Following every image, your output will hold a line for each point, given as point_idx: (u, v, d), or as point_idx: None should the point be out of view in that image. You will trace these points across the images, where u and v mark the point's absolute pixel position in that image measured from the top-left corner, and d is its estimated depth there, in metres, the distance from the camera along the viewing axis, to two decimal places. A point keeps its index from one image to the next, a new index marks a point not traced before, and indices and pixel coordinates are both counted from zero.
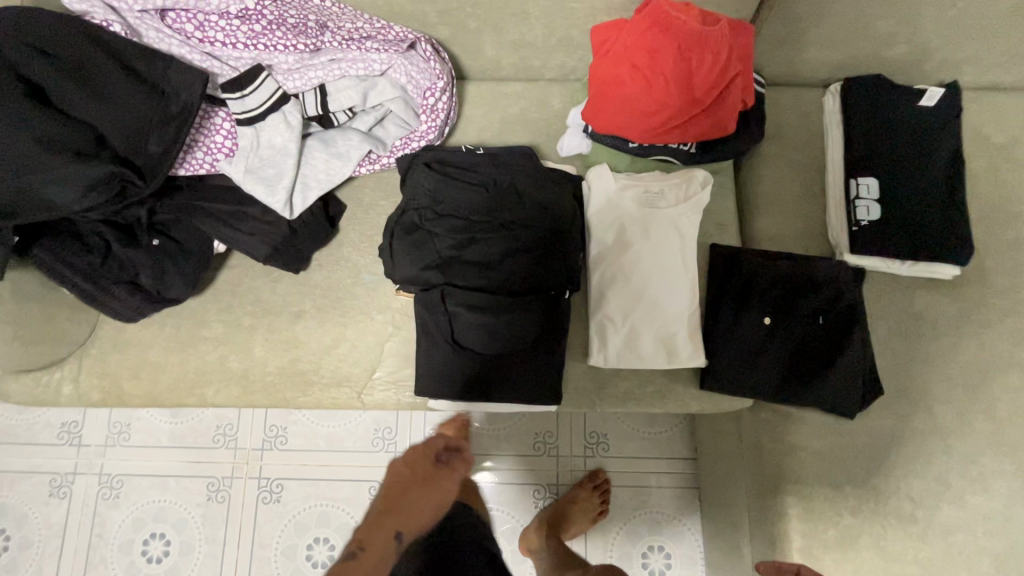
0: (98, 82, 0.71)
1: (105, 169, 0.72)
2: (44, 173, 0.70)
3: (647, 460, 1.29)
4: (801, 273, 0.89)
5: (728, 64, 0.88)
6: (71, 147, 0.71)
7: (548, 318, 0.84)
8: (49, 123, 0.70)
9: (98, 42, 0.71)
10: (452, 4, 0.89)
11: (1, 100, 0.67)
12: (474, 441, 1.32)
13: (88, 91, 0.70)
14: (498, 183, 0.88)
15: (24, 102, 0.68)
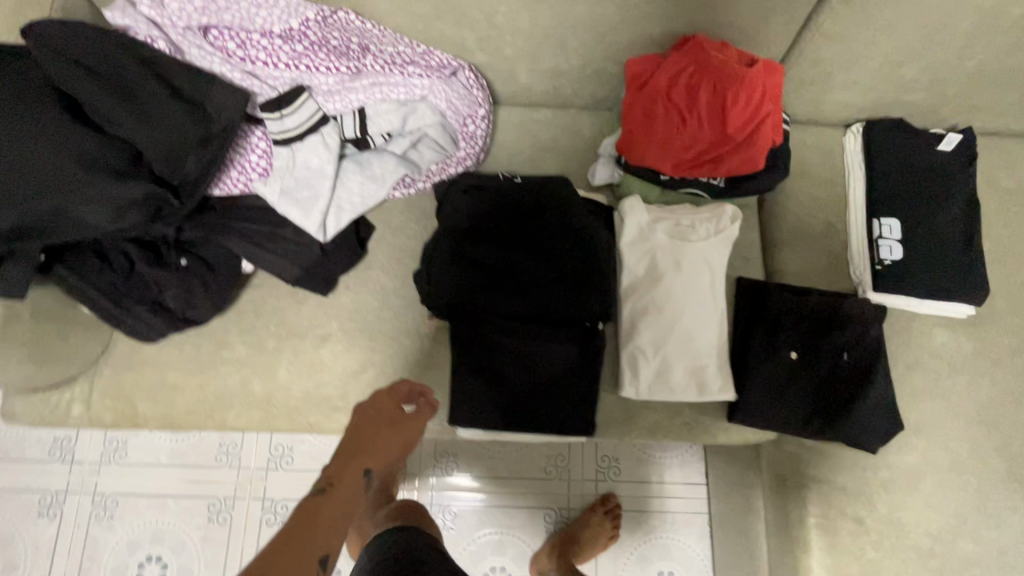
0: (139, 99, 0.69)
1: (143, 188, 0.70)
2: (76, 192, 0.67)
3: (658, 485, 1.30)
4: (826, 309, 0.91)
5: (761, 103, 0.90)
6: (108, 165, 0.68)
7: (586, 350, 0.84)
8: (88, 140, 0.68)
9: (141, 59, 0.70)
10: (492, 32, 0.89)
11: (42, 117, 0.65)
12: (486, 464, 1.31)
13: (128, 108, 0.69)
14: (541, 210, 0.86)
15: (65, 119, 0.67)
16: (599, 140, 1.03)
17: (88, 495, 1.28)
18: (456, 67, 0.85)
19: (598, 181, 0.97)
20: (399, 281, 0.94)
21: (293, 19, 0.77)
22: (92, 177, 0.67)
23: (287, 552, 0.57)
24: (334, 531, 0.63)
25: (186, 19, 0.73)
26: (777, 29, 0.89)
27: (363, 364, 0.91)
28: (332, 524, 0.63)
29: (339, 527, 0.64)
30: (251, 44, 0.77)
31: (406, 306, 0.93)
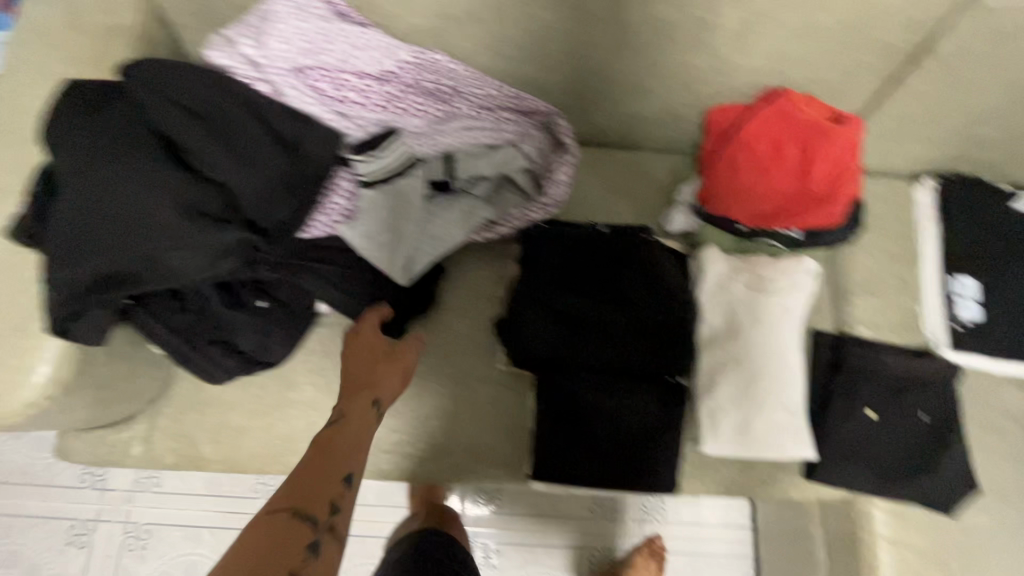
0: (238, 143, 0.67)
1: (236, 236, 0.68)
2: (170, 240, 0.64)
3: (703, 527, 1.29)
4: (901, 370, 0.91)
5: (845, 158, 0.89)
6: (203, 212, 0.66)
7: (673, 408, 0.82)
8: (184, 185, 0.65)
9: (243, 102, 0.68)
10: (577, 76, 0.88)
11: (140, 163, 0.63)
12: (531, 502, 1.28)
13: (229, 153, 0.66)
14: (627, 262, 0.85)
15: (163, 165, 0.64)
16: (672, 184, 1.02)
17: (120, 524, 1.23)
18: (549, 112, 0.81)
19: (674, 229, 0.97)
20: (471, 326, 0.92)
21: (390, 61, 0.75)
22: (190, 223, 0.65)
23: (312, 481, 0.56)
24: (353, 456, 0.62)
25: (287, 61, 0.71)
26: (867, 86, 0.88)
27: (435, 410, 0.90)
28: (349, 450, 0.62)
29: (359, 453, 0.63)
30: (346, 86, 0.75)
31: (478, 353, 0.91)
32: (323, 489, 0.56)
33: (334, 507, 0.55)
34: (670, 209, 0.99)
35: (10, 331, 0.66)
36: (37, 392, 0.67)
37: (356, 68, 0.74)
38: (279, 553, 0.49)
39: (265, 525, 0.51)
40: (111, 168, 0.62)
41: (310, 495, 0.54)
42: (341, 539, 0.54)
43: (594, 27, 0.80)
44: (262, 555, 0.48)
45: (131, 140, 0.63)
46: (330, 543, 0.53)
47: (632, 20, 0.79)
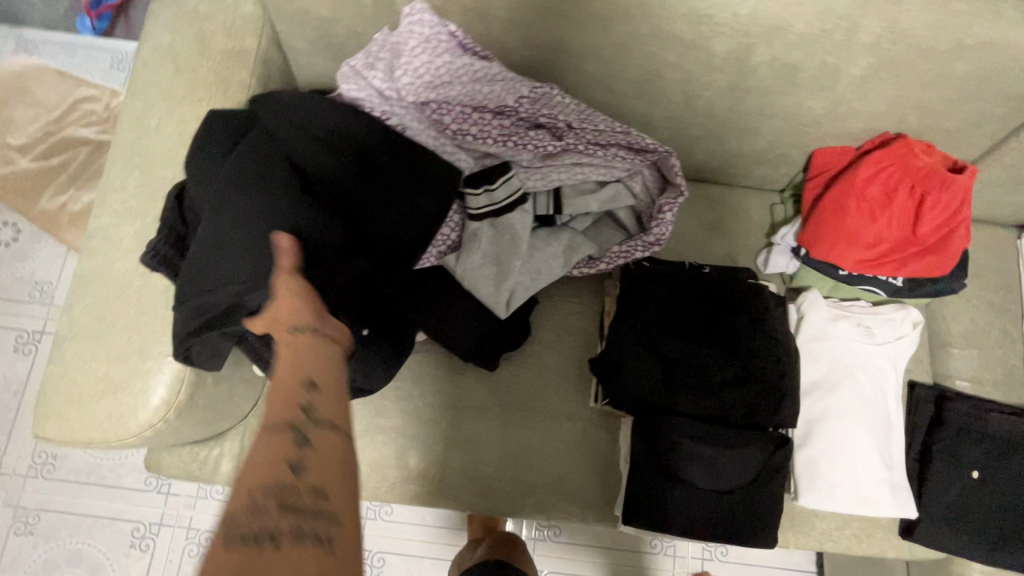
0: (368, 170, 0.71)
1: (356, 265, 0.67)
2: (291, 270, 0.63)
3: (767, 569, 1.25)
4: (1011, 430, 0.87)
5: (957, 208, 0.87)
6: (323, 240, 0.64)
7: (774, 457, 0.80)
8: (308, 212, 0.64)
9: (374, 131, 0.72)
10: (684, 113, 0.86)
11: (273, 190, 0.64)
12: (592, 533, 1.27)
13: (361, 178, 0.70)
14: (727, 304, 0.84)
15: (292, 193, 0.65)
16: (766, 224, 0.99)
17: (183, 529, 1.24)
18: (661, 150, 0.79)
19: (771, 270, 0.96)
20: (562, 359, 0.90)
21: (509, 95, 0.74)
22: (317, 243, 0.64)
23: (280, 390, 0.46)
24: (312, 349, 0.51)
25: (413, 93, 0.73)
26: (987, 135, 0.84)
27: (524, 445, 0.87)
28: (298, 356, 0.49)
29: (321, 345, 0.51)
30: (464, 119, 0.76)
31: (568, 388, 0.90)
32: (286, 392, 0.46)
33: (306, 402, 0.45)
34: (766, 250, 0.97)
35: (135, 354, 0.66)
36: (152, 415, 0.66)
37: (476, 102, 0.75)
38: (267, 473, 0.41)
39: (251, 459, 0.42)
40: (249, 187, 0.64)
41: (282, 403, 0.45)
42: (337, 422, 0.45)
43: (712, 66, 0.78)
44: (256, 487, 0.41)
45: (269, 162, 0.66)
46: (323, 427, 0.44)
47: (753, 61, 0.77)
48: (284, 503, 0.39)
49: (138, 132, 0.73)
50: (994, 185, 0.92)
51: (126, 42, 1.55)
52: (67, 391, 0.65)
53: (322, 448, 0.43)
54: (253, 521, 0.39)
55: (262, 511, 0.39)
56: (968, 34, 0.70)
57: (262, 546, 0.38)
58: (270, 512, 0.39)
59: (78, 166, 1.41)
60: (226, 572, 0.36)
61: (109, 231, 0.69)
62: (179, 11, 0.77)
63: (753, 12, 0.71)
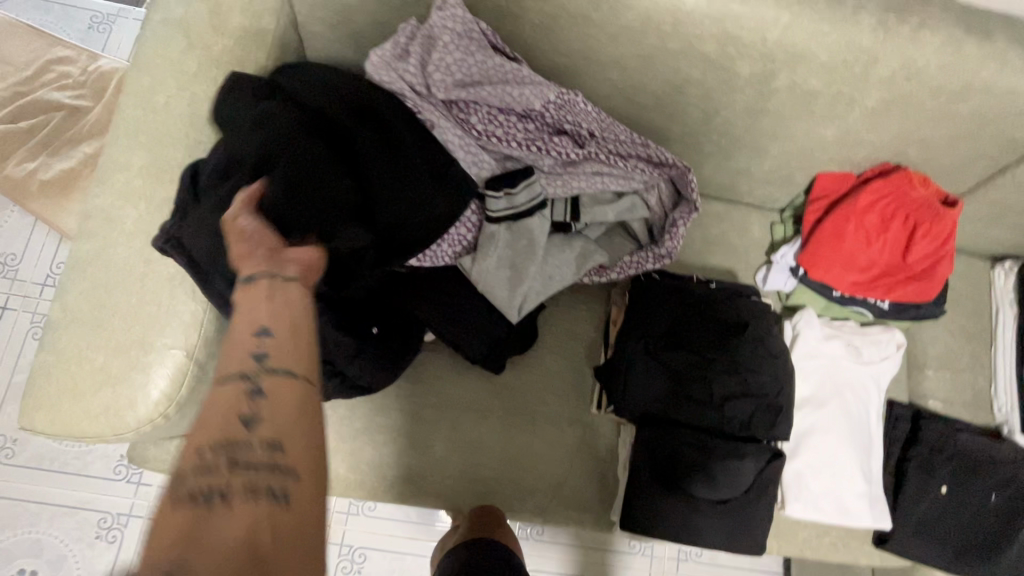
0: (394, 155, 0.72)
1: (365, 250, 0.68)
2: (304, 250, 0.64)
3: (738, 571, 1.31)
4: (979, 450, 0.93)
5: (947, 239, 0.91)
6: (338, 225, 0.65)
7: (765, 470, 0.83)
8: (330, 193, 0.66)
9: (403, 114, 0.73)
10: (700, 130, 0.87)
11: (301, 164, 0.65)
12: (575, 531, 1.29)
13: (383, 165, 0.71)
14: (734, 320, 0.86)
15: (318, 169, 0.66)
16: (766, 241, 1.02)
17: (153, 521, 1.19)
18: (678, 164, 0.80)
19: (768, 287, 0.99)
20: (565, 364, 0.91)
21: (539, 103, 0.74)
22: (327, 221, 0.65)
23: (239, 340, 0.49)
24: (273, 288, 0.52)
25: (442, 89, 0.72)
26: (978, 172, 0.89)
27: (524, 449, 0.88)
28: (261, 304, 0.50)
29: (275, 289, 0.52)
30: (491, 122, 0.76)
31: (569, 394, 0.90)
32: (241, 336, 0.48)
33: (258, 351, 0.46)
34: (765, 266, 1.00)
35: (137, 345, 0.63)
36: (152, 409, 0.63)
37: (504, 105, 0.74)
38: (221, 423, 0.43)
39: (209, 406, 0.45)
40: (280, 158, 0.65)
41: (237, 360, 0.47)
42: (292, 369, 0.46)
43: (735, 86, 0.80)
44: (207, 441, 0.42)
45: (298, 137, 0.67)
46: (276, 377, 0.45)
47: (775, 85, 0.78)
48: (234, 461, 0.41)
49: (144, 108, 0.68)
50: (978, 218, 0.97)
51: (107, 4, 1.46)
52: (61, 381, 0.62)
53: (275, 394, 0.45)
54: (201, 467, 0.41)
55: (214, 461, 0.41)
56: (974, 79, 0.74)
57: (212, 503, 0.40)
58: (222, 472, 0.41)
59: (50, 132, 1.32)
60: (171, 535, 0.37)
61: (111, 213, 0.65)
62: None
63: (781, 37, 0.73)
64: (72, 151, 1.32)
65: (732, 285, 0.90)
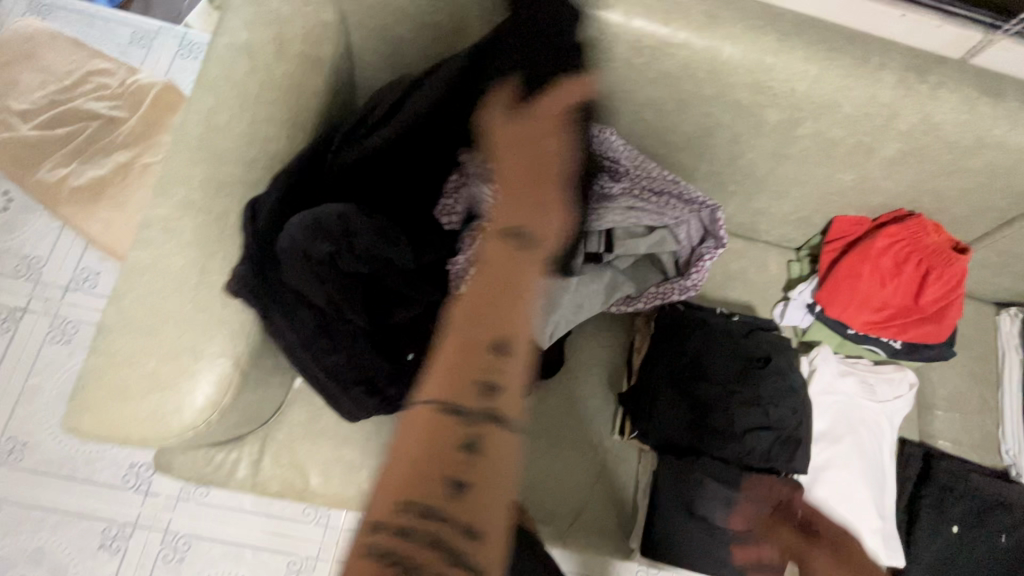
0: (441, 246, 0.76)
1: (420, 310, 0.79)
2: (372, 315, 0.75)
3: None
4: (989, 491, 0.95)
5: (956, 283, 0.95)
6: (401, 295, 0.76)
7: (785, 502, 0.84)
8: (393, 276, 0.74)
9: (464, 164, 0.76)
10: (725, 170, 0.92)
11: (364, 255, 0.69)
12: None
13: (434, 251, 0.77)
14: (755, 354, 0.88)
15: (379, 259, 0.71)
16: (782, 278, 1.06)
17: (159, 532, 1.18)
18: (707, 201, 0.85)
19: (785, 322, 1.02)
20: (588, 389, 0.93)
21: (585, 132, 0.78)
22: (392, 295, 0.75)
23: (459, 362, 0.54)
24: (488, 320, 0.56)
25: None
26: (987, 221, 0.94)
27: (546, 473, 0.89)
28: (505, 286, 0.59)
29: (508, 312, 0.56)
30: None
31: (591, 419, 0.92)
32: (474, 345, 0.55)
33: (488, 375, 0.54)
34: (782, 302, 1.03)
35: (187, 352, 0.65)
36: (197, 416, 0.64)
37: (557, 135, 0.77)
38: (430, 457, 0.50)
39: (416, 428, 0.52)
40: (342, 246, 0.67)
41: (455, 382, 0.53)
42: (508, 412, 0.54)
43: (762, 131, 0.84)
44: (419, 452, 0.50)
45: (356, 219, 0.68)
46: (497, 431, 0.52)
47: (800, 132, 0.83)
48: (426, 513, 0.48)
49: (207, 125, 0.71)
50: (985, 265, 1.02)
51: (148, 20, 1.51)
52: (111, 385, 0.63)
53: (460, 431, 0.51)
54: (402, 520, 0.47)
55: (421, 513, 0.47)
56: (988, 135, 0.79)
57: (423, 528, 0.47)
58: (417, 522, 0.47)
59: (84, 139, 1.35)
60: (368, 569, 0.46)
61: (170, 223, 0.68)
62: (259, 11, 0.77)
63: (808, 89, 0.78)
64: (105, 159, 1.35)
65: (751, 318, 0.93)
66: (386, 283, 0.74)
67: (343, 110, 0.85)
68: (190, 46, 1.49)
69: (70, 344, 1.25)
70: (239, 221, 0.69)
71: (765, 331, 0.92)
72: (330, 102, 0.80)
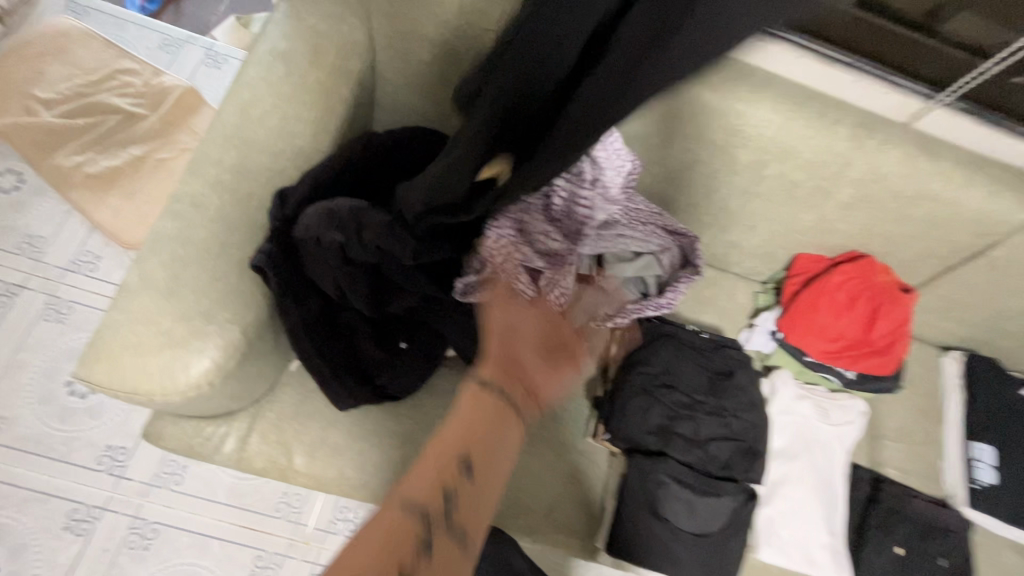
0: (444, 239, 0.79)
1: (415, 301, 0.82)
2: (370, 302, 0.78)
3: None
4: (931, 517, 1.02)
5: (903, 322, 1.05)
6: (399, 287, 0.80)
7: (741, 510, 0.90)
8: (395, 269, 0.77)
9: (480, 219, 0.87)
10: (701, 203, 1.02)
11: (371, 235, 0.71)
12: None
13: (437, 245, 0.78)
14: (720, 367, 0.97)
15: (380, 248, 0.73)
16: (750, 307, 1.15)
17: (127, 518, 1.17)
18: (684, 232, 0.96)
19: (751, 347, 1.10)
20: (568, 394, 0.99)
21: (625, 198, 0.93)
22: (389, 284, 0.79)
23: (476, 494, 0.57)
24: None
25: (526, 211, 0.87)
26: (929, 269, 1.05)
27: (521, 469, 0.93)
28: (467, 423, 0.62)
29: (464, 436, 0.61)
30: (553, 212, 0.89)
31: (568, 422, 0.98)
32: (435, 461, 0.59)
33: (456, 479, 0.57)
34: (748, 328, 1.12)
35: (201, 314, 0.70)
36: (202, 376, 0.69)
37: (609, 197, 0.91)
38: (390, 561, 0.51)
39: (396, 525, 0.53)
40: (349, 233, 0.72)
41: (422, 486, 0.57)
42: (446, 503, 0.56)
43: (735, 169, 0.95)
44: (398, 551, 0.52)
45: (366, 210, 0.73)
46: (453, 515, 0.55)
47: (767, 173, 0.94)
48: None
49: (240, 117, 0.79)
50: (931, 308, 1.12)
51: (178, 29, 1.61)
52: (125, 340, 0.68)
53: (441, 562, 0.53)
54: None
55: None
56: (926, 188, 0.90)
57: None
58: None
59: (103, 131, 1.42)
60: None
61: (198, 199, 0.74)
62: (298, 24, 0.86)
63: (775, 134, 0.89)
64: (120, 151, 1.42)
65: (721, 340, 1.00)
66: (388, 277, 0.79)
67: (362, 117, 0.93)
68: (215, 56, 1.58)
69: (62, 323, 1.27)
70: (261, 203, 0.76)
71: (732, 352, 0.99)
72: (353, 109, 0.88)
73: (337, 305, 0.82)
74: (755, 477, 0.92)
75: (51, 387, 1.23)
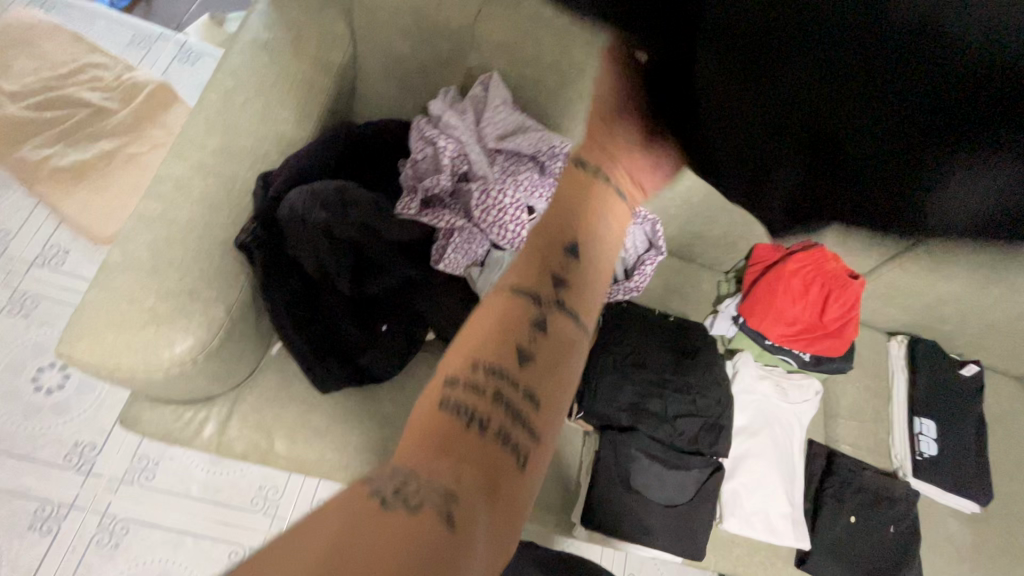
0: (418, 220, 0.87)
1: (396, 283, 0.85)
2: (353, 281, 0.81)
3: None
4: (881, 487, 1.09)
5: (855, 307, 1.12)
6: (380, 266, 0.83)
7: (708, 482, 0.95)
8: (378, 246, 0.82)
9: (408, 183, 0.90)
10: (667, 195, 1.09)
11: (354, 208, 0.79)
12: None
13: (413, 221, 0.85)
14: (686, 348, 1.03)
15: (365, 222, 0.80)
16: (713, 295, 1.22)
17: (95, 516, 1.14)
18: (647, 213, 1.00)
19: (715, 332, 1.17)
20: None
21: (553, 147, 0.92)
22: (370, 265, 0.83)
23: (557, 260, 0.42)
24: None
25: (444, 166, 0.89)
26: None
27: None
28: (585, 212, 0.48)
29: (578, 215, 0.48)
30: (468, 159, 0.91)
31: None
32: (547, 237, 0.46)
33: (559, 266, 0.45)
34: (713, 314, 1.19)
35: (187, 291, 0.71)
36: (187, 351, 0.70)
37: (476, 139, 0.92)
38: (504, 339, 0.40)
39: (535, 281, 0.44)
40: (333, 208, 0.76)
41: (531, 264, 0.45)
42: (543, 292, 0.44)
43: None
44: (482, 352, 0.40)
45: (348, 189, 0.79)
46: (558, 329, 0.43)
47: None
48: (501, 392, 0.38)
49: (224, 104, 0.81)
50: (877, 295, 1.21)
51: (150, 26, 1.60)
52: (108, 316, 0.68)
53: (555, 352, 0.41)
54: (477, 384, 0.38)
55: (487, 374, 0.39)
56: None
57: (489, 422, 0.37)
58: (485, 396, 0.38)
59: (72, 125, 1.40)
60: (437, 438, 0.36)
61: (182, 180, 0.76)
62: (281, 18, 0.89)
63: None
64: (90, 145, 1.40)
65: (689, 325, 1.06)
66: (370, 257, 0.82)
67: (342, 109, 0.96)
68: (189, 53, 1.58)
69: (28, 318, 1.24)
70: (245, 185, 0.78)
71: (697, 334, 1.05)
72: (334, 101, 0.91)
73: (319, 287, 0.84)
74: (723, 451, 0.97)
75: (15, 382, 1.20)
